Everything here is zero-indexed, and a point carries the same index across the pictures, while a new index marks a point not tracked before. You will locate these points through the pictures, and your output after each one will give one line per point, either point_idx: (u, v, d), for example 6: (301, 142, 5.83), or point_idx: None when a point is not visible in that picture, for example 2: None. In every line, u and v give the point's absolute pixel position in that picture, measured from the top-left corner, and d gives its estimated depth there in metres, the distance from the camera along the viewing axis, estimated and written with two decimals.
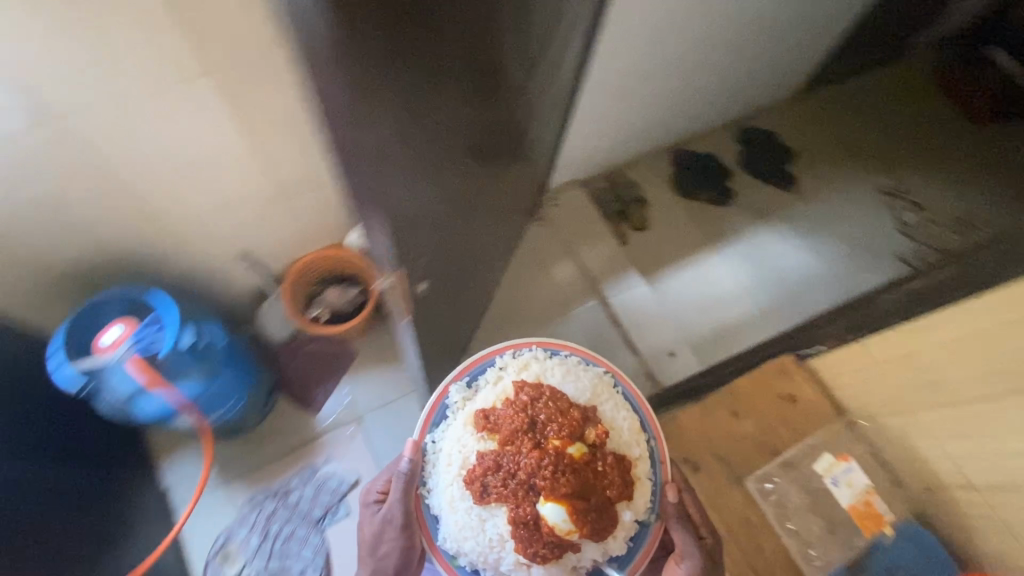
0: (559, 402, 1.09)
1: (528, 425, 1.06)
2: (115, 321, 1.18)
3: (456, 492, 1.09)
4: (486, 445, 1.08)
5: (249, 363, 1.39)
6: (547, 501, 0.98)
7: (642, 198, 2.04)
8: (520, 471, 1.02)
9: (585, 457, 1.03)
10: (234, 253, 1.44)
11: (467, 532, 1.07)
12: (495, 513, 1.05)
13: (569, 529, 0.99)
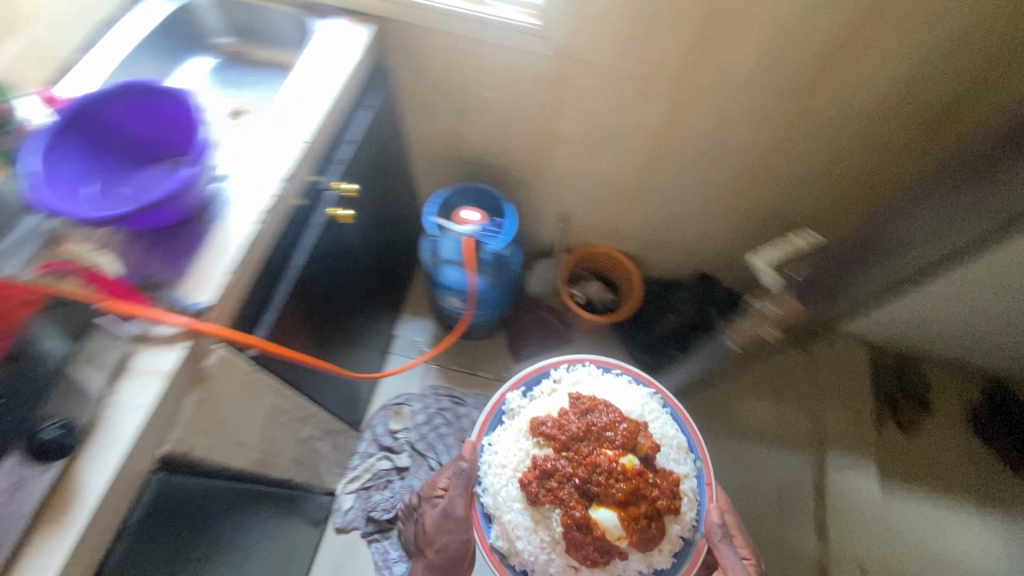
0: (609, 415, 1.05)
1: (579, 437, 1.03)
2: (472, 209, 1.39)
3: (510, 495, 1.04)
4: (540, 451, 1.05)
5: (510, 289, 1.62)
6: (601, 506, 0.97)
7: (938, 396, 1.50)
8: (569, 471, 1.01)
9: (637, 477, 0.99)
10: (559, 212, 1.63)
11: (524, 536, 1.02)
12: (548, 519, 1.02)
13: (620, 534, 0.96)
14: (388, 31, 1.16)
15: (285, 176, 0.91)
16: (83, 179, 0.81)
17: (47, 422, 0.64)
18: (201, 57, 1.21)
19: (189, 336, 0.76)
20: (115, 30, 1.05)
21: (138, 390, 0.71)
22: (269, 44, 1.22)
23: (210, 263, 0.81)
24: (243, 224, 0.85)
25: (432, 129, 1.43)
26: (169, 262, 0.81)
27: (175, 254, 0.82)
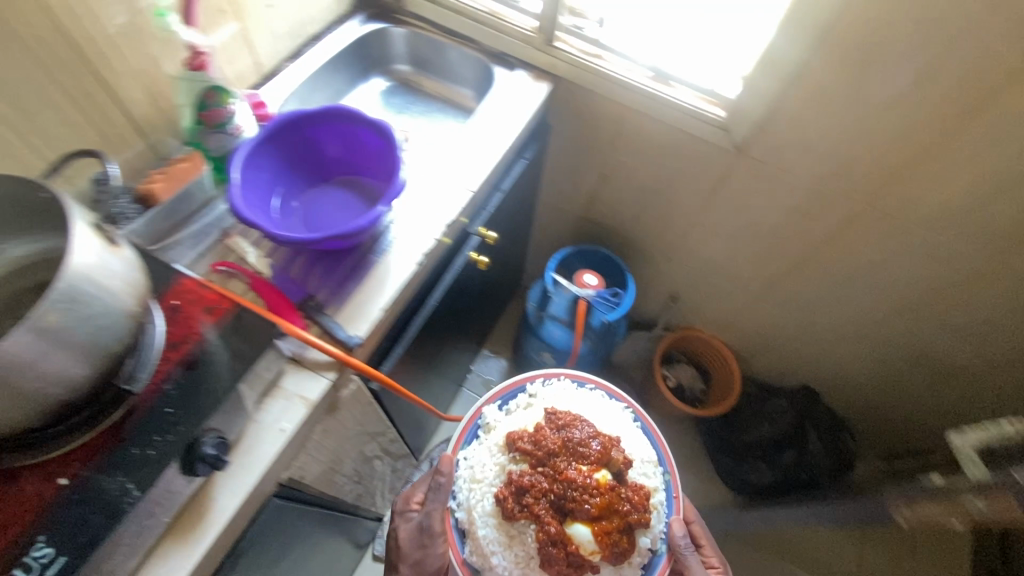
0: (582, 426, 0.82)
1: (557, 446, 0.80)
2: (593, 274, 1.35)
3: (483, 509, 0.81)
4: (512, 465, 0.82)
5: (604, 359, 1.56)
6: (575, 522, 0.74)
7: None
8: (536, 482, 0.78)
9: (614, 490, 0.77)
10: (671, 291, 1.57)
11: (498, 554, 0.79)
12: (513, 534, 0.79)
13: (596, 548, 0.74)
14: (562, 92, 1.16)
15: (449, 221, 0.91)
16: (275, 185, 0.84)
17: (205, 438, 0.59)
18: (385, 80, 1.25)
19: (334, 368, 0.74)
20: (319, 49, 1.11)
21: (280, 413, 0.70)
22: (449, 80, 1.24)
23: (369, 293, 0.81)
24: (405, 262, 0.85)
25: (571, 185, 1.42)
26: (332, 282, 0.81)
27: (339, 275, 0.82)
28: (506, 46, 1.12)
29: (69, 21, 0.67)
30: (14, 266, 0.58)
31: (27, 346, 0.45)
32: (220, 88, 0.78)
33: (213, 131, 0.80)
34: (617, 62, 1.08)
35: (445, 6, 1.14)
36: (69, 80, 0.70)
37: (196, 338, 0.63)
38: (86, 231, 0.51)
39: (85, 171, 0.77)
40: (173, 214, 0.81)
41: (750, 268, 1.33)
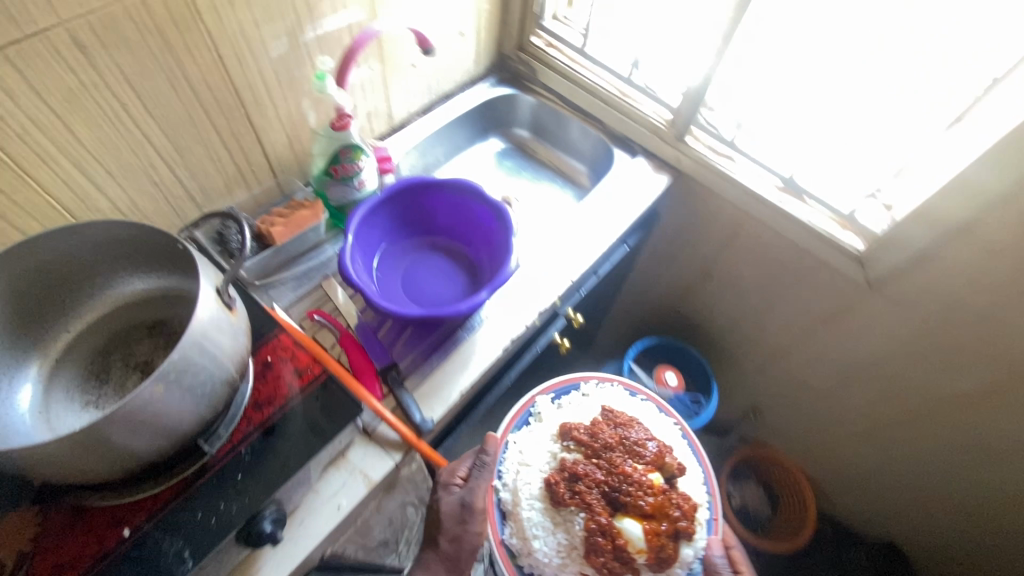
0: (638, 429, 0.81)
1: (617, 444, 0.79)
2: (673, 371, 1.28)
3: (531, 491, 0.77)
4: (566, 454, 0.80)
5: None
6: (627, 517, 0.73)
7: None
8: (592, 473, 0.77)
9: (667, 495, 0.75)
10: (756, 406, 1.43)
11: (539, 539, 0.75)
12: (557, 521, 0.76)
13: (642, 550, 0.72)
14: (680, 186, 1.11)
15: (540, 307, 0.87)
16: (387, 241, 0.86)
17: (267, 512, 0.57)
18: (501, 142, 1.25)
19: (402, 449, 0.70)
20: (448, 106, 1.13)
21: (338, 488, 0.66)
22: (564, 152, 1.23)
23: (450, 372, 0.78)
24: (489, 346, 0.82)
25: (666, 274, 1.35)
26: (418, 351, 0.79)
27: (424, 346, 0.80)
28: (631, 132, 1.10)
29: (236, 68, 0.70)
30: (122, 300, 0.58)
31: (132, 413, 0.45)
32: (354, 146, 0.80)
33: (338, 183, 0.82)
34: (748, 166, 1.02)
35: (577, 82, 1.13)
36: (221, 120, 0.73)
37: (281, 403, 0.62)
38: (209, 297, 0.51)
39: (218, 202, 0.81)
40: (284, 254, 0.83)
41: (854, 411, 1.19)
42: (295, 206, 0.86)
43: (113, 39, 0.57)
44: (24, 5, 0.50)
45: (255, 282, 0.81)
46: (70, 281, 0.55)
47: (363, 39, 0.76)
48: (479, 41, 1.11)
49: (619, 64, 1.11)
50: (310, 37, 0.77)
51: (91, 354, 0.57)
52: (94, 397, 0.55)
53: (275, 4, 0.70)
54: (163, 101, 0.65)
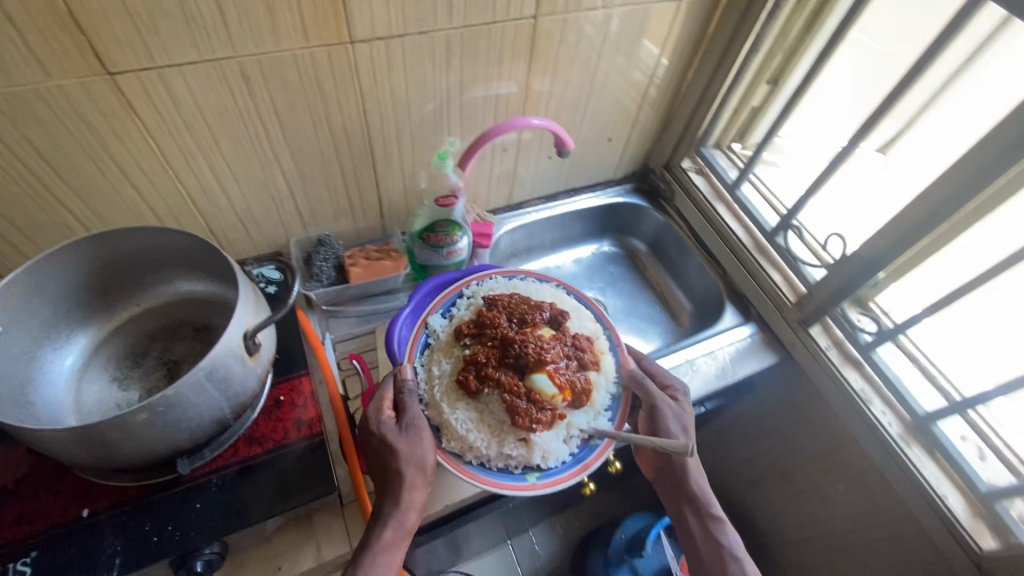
0: (515, 301, 0.76)
1: (500, 315, 0.74)
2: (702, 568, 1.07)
3: (443, 394, 0.69)
4: (457, 352, 0.73)
5: None
6: (537, 372, 0.68)
7: None
8: (485, 353, 0.71)
9: (562, 339, 0.72)
10: None
11: (471, 433, 0.66)
12: (473, 411, 0.68)
13: (560, 394, 0.68)
14: (786, 371, 0.97)
15: None
16: None
17: (204, 550, 0.56)
18: (615, 249, 1.20)
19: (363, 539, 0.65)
20: (572, 202, 1.12)
21: (286, 550, 0.64)
22: (675, 283, 1.14)
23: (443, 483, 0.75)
24: None
25: (740, 451, 1.17)
26: None
27: None
28: (750, 293, 0.99)
29: (376, 122, 0.75)
30: (182, 295, 0.64)
31: (114, 428, 0.45)
32: (452, 222, 0.81)
33: (427, 248, 0.83)
34: (878, 384, 0.86)
35: (712, 222, 1.06)
36: (348, 161, 0.78)
37: (269, 447, 0.62)
38: (231, 341, 0.51)
39: (320, 224, 0.85)
40: (357, 290, 0.86)
41: None
42: (385, 251, 0.88)
43: (274, 77, 0.63)
44: (210, 37, 0.57)
45: (320, 306, 0.85)
46: (145, 269, 0.61)
47: (496, 131, 0.77)
48: (626, 150, 1.09)
49: (766, 218, 1.01)
50: (455, 108, 0.80)
51: (137, 336, 0.62)
52: (121, 378, 0.60)
53: (431, 76, 0.74)
54: (301, 134, 0.71)
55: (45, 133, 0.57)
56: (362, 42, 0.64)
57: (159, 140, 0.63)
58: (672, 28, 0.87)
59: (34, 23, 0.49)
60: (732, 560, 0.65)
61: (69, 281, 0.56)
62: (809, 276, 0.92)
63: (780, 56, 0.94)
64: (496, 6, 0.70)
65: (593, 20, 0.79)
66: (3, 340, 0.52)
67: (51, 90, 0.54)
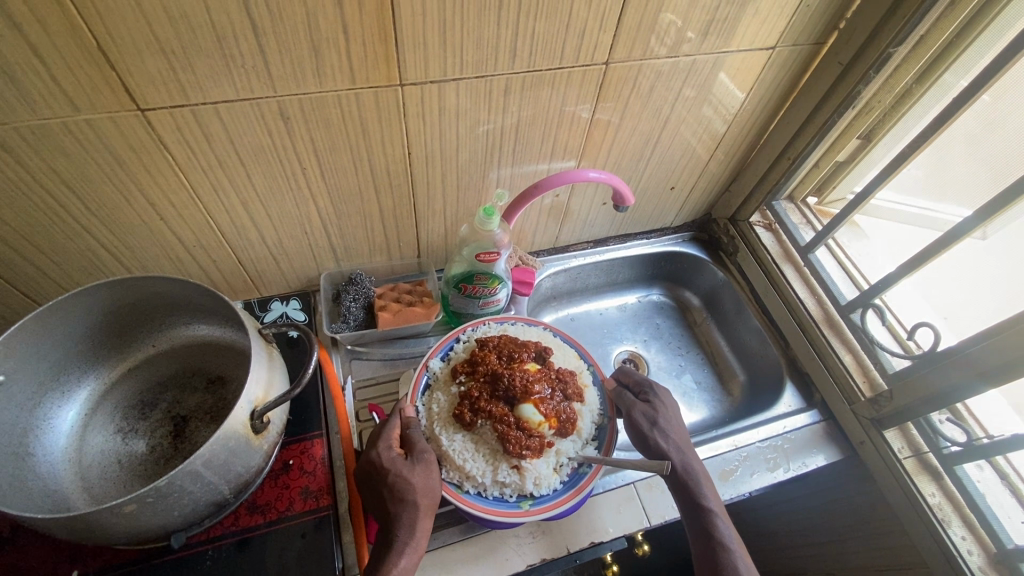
0: (503, 340, 0.69)
1: (490, 352, 0.67)
2: None
3: (439, 431, 0.63)
4: (452, 388, 0.66)
5: None
6: (523, 402, 0.61)
7: None
8: (477, 388, 0.64)
9: (547, 370, 0.66)
10: None
11: (468, 462, 0.61)
12: (468, 440, 0.62)
13: (546, 421, 0.62)
14: (849, 468, 0.86)
15: (595, 536, 0.70)
16: None
17: None
18: (664, 298, 1.11)
19: None
20: (623, 249, 1.04)
21: None
22: (727, 344, 1.04)
23: (454, 560, 0.66)
24: (512, 553, 0.67)
25: (781, 540, 1.05)
26: (441, 511, 0.69)
27: (447, 511, 0.69)
28: (815, 375, 0.89)
29: (421, 163, 0.69)
30: (199, 340, 0.60)
31: (92, 520, 0.41)
32: (492, 275, 0.74)
33: (463, 298, 0.77)
34: (962, 500, 0.75)
35: (777, 285, 0.95)
36: (388, 200, 0.72)
37: (271, 518, 0.57)
38: (237, 422, 0.47)
39: (353, 259, 0.80)
40: (386, 334, 0.81)
41: None
42: (418, 294, 0.82)
43: (315, 118, 0.58)
44: (250, 75, 0.52)
45: (345, 345, 0.80)
46: (162, 312, 0.57)
47: (549, 183, 0.71)
48: (689, 198, 0.99)
49: (842, 291, 0.91)
50: (507, 150, 0.73)
51: (150, 382, 0.59)
52: (130, 428, 0.56)
53: (484, 120, 0.67)
54: (339, 173, 0.66)
55: (72, 164, 0.53)
56: (413, 84, 0.59)
57: (191, 175, 0.59)
58: (760, 76, 0.78)
59: (63, 59, 0.46)
60: (726, 551, 0.61)
61: (80, 325, 0.53)
62: (888, 365, 0.82)
63: (878, 113, 0.83)
64: (564, 48, 0.62)
65: (671, 67, 0.71)
66: (7, 390, 0.49)
67: (79, 124, 0.50)
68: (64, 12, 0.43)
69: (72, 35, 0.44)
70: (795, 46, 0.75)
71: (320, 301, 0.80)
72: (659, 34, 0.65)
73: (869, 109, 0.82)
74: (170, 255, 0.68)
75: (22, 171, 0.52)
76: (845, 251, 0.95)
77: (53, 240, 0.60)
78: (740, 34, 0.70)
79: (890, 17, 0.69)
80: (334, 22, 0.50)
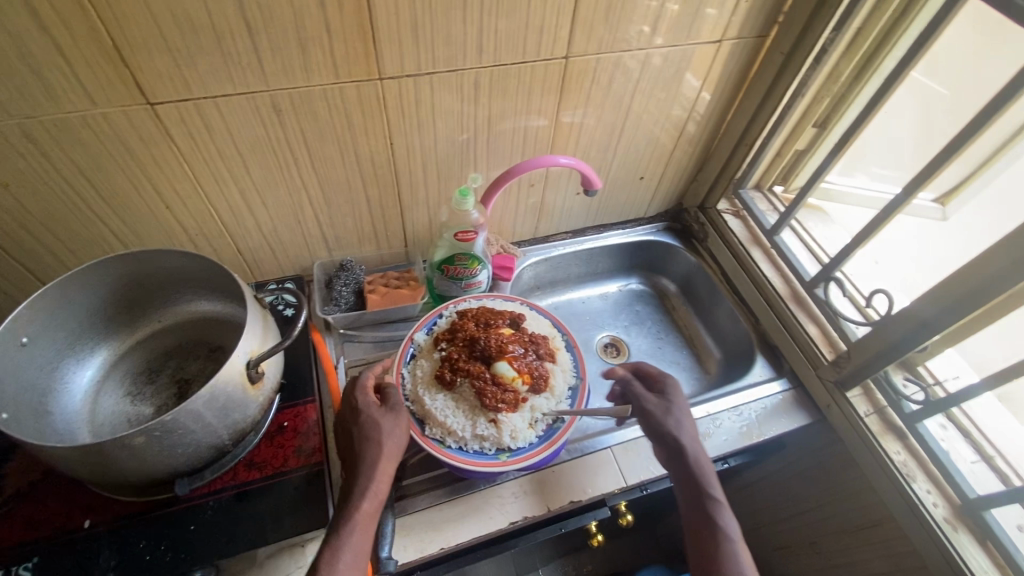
0: (482, 311, 0.74)
1: (469, 320, 0.73)
2: None
3: (422, 392, 0.68)
4: (435, 354, 0.71)
5: None
6: (498, 359, 0.67)
7: None
8: (456, 350, 0.69)
9: (520, 334, 0.72)
10: None
11: (449, 417, 0.65)
12: (450, 399, 0.67)
13: (519, 377, 0.67)
14: (820, 433, 0.90)
15: (573, 496, 0.73)
16: None
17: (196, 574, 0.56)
18: (643, 287, 1.16)
19: None
20: (600, 238, 1.10)
21: None
22: (704, 327, 1.09)
23: (439, 520, 0.70)
24: (495, 512, 0.71)
25: (767, 518, 1.08)
26: (428, 476, 0.73)
27: (434, 475, 0.73)
28: (783, 347, 0.94)
29: (402, 154, 0.76)
30: (202, 314, 0.66)
31: (107, 451, 0.46)
32: (471, 255, 0.81)
33: (446, 279, 0.83)
34: (926, 456, 0.79)
35: (745, 266, 1.01)
36: (374, 189, 0.79)
37: (268, 472, 0.62)
38: (233, 369, 0.52)
39: (344, 249, 0.87)
40: (375, 316, 0.86)
41: None
42: (404, 279, 0.88)
43: (304, 110, 0.65)
44: (245, 71, 0.59)
45: (338, 329, 0.85)
46: (168, 288, 0.63)
47: (520, 168, 0.77)
48: (660, 188, 1.06)
49: (806, 268, 0.96)
50: (482, 140, 0.80)
51: (156, 352, 0.65)
52: (138, 392, 0.62)
53: (458, 111, 0.74)
54: (328, 162, 0.72)
55: (89, 155, 0.60)
56: (391, 78, 0.66)
57: (193, 166, 0.66)
58: (713, 69, 0.85)
59: (84, 58, 0.53)
60: (727, 540, 0.63)
61: (95, 297, 0.59)
62: (850, 333, 0.86)
63: (827, 100, 0.90)
64: (531, 47, 0.70)
65: (629, 60, 0.78)
66: (29, 352, 0.54)
67: (96, 117, 0.57)
68: (86, 16, 0.50)
69: (92, 36, 0.52)
70: (744, 42, 0.83)
71: (312, 287, 0.86)
72: (614, 32, 0.73)
73: (819, 96, 0.89)
74: (174, 242, 0.74)
75: (45, 162, 0.59)
76: (810, 233, 1.01)
77: (67, 226, 0.66)
78: (688, 30, 0.77)
79: (823, 9, 0.77)
80: (319, 22, 0.58)
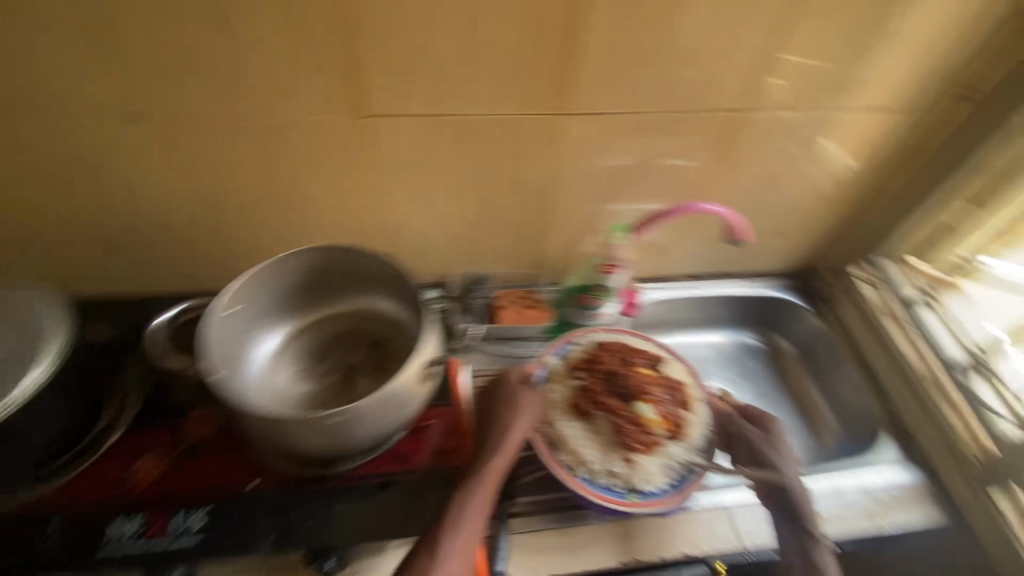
0: (624, 346, 0.78)
1: (611, 353, 0.76)
2: None
3: (559, 417, 0.70)
4: (572, 381, 0.74)
5: None
6: (640, 402, 0.71)
7: None
8: (597, 383, 0.73)
9: (661, 378, 0.74)
10: None
11: (584, 448, 0.68)
12: (585, 429, 0.69)
13: (660, 421, 0.70)
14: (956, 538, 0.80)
15: (686, 549, 0.70)
16: None
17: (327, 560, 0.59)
18: (755, 343, 1.12)
19: None
20: (720, 286, 1.08)
21: None
22: (822, 397, 1.03)
23: (551, 545, 0.70)
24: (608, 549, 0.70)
25: None
26: (544, 499, 0.74)
27: (549, 499, 0.73)
28: (919, 430, 0.88)
29: (558, 182, 0.80)
30: (367, 311, 0.71)
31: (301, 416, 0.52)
32: (606, 288, 0.82)
33: (577, 308, 0.85)
34: None
35: (879, 336, 0.96)
36: (524, 212, 0.83)
37: (407, 468, 0.65)
38: (412, 368, 0.56)
39: (481, 264, 0.91)
40: (501, 333, 0.87)
41: None
42: (534, 301, 0.90)
43: (487, 131, 0.71)
44: (450, 91, 0.66)
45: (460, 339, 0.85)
46: (344, 282, 0.70)
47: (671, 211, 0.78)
48: (790, 246, 1.04)
49: (948, 349, 0.91)
50: (633, 180, 0.82)
51: (323, 338, 0.70)
52: (304, 372, 0.67)
53: (619, 149, 0.77)
54: (491, 182, 0.77)
55: (303, 148, 0.69)
56: (570, 110, 0.71)
57: (375, 172, 0.73)
58: (874, 134, 0.84)
59: (331, 66, 0.62)
60: None
61: (291, 279, 0.67)
62: (998, 428, 0.82)
63: (993, 179, 0.86)
64: (695, 95, 0.73)
65: (793, 117, 0.79)
66: (239, 316, 0.63)
67: (320, 116, 0.66)
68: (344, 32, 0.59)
69: (341, 48, 0.61)
70: (906, 111, 0.81)
71: (447, 295, 0.89)
72: (785, 90, 0.74)
73: (984, 173, 0.86)
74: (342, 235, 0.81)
75: (271, 150, 0.69)
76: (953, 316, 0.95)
77: (265, 209, 0.75)
78: (858, 94, 0.78)
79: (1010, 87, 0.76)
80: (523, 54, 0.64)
